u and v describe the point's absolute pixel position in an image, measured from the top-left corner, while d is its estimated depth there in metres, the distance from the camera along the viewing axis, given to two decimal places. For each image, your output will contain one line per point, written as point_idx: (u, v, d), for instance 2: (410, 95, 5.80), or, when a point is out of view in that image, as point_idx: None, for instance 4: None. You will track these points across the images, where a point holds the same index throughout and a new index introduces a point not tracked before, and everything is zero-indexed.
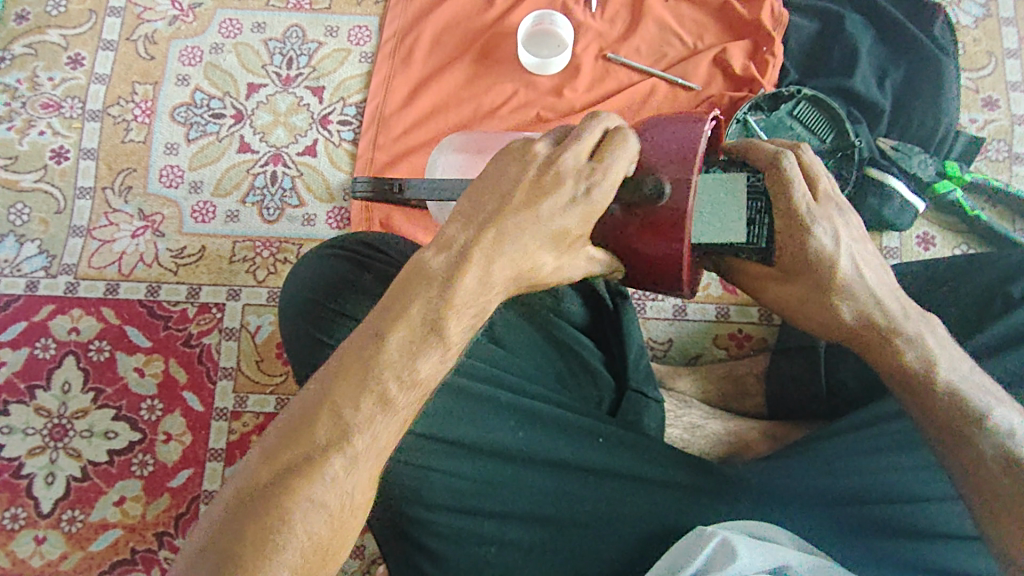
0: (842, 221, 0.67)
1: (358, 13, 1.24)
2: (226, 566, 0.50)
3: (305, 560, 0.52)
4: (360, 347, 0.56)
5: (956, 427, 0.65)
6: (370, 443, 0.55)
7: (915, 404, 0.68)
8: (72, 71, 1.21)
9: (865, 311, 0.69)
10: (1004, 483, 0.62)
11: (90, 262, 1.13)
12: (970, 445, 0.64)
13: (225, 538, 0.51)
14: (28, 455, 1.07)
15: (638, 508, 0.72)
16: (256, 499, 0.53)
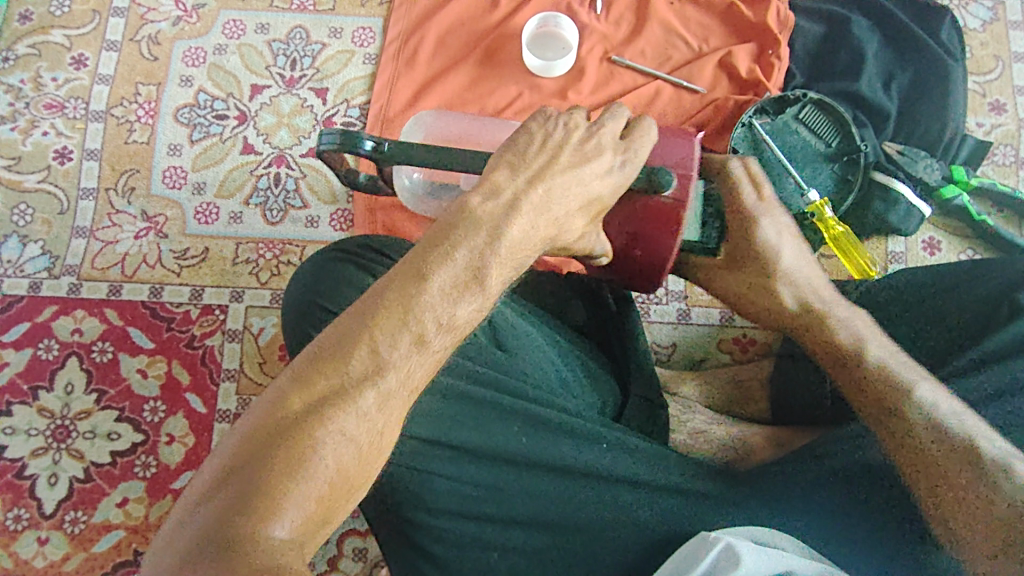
0: (783, 220, 0.84)
1: (362, 13, 1.24)
2: (247, 489, 0.48)
3: (331, 493, 0.50)
4: (403, 280, 0.55)
5: (880, 405, 0.73)
6: (399, 383, 0.54)
7: (872, 397, 0.74)
8: (75, 72, 1.21)
9: (800, 301, 0.83)
10: (960, 481, 0.66)
11: (93, 263, 1.13)
12: (900, 423, 0.71)
13: (242, 475, 0.48)
14: (32, 456, 1.07)
15: (643, 513, 0.71)
16: (284, 423, 0.50)
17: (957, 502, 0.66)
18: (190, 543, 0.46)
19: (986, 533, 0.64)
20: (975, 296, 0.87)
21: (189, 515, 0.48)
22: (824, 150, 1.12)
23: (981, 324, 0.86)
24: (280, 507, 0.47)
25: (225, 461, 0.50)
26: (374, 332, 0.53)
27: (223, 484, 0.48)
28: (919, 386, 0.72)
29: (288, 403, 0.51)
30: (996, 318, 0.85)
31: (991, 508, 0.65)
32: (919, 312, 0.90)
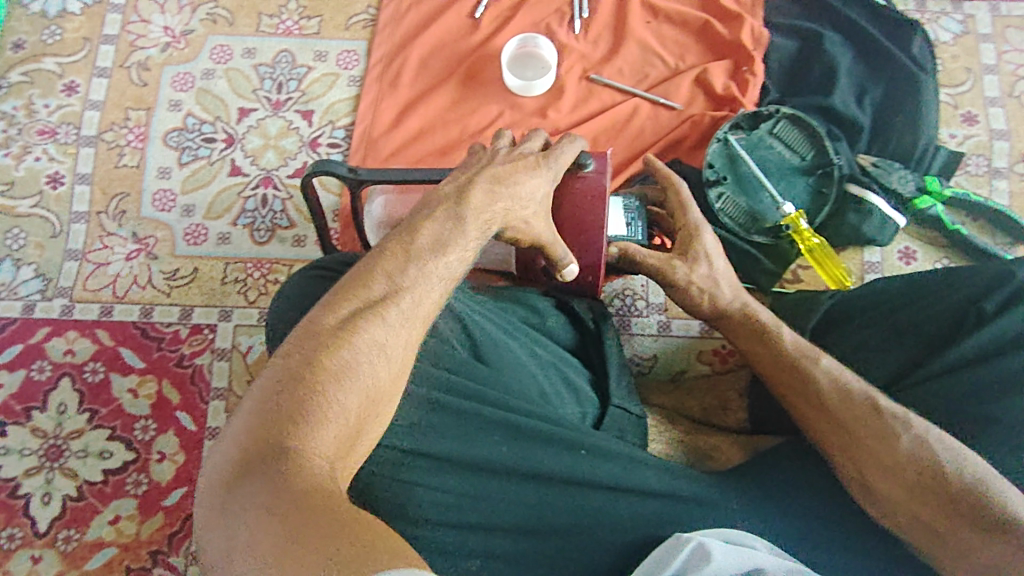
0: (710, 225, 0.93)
1: (346, 37, 1.27)
2: (289, 406, 0.57)
3: (363, 403, 0.60)
4: (390, 252, 0.70)
5: (801, 394, 0.81)
6: (402, 315, 0.66)
7: (806, 398, 0.80)
8: (67, 98, 1.24)
9: (728, 303, 0.90)
10: (908, 476, 0.73)
11: (85, 285, 1.16)
12: (820, 408, 0.79)
13: (278, 390, 0.58)
14: (25, 476, 1.09)
15: (619, 516, 0.74)
16: (308, 352, 0.61)
17: (877, 469, 0.74)
18: (242, 454, 0.55)
19: (905, 492, 0.73)
20: (946, 304, 0.89)
21: (234, 435, 0.57)
22: (800, 163, 1.14)
23: (949, 332, 0.88)
24: (315, 418, 0.57)
25: (260, 383, 0.60)
26: (369, 293, 0.66)
27: (263, 406, 0.57)
28: (826, 365, 0.82)
29: (309, 344, 0.61)
30: (963, 327, 0.87)
31: (906, 469, 0.73)
32: (892, 321, 0.91)
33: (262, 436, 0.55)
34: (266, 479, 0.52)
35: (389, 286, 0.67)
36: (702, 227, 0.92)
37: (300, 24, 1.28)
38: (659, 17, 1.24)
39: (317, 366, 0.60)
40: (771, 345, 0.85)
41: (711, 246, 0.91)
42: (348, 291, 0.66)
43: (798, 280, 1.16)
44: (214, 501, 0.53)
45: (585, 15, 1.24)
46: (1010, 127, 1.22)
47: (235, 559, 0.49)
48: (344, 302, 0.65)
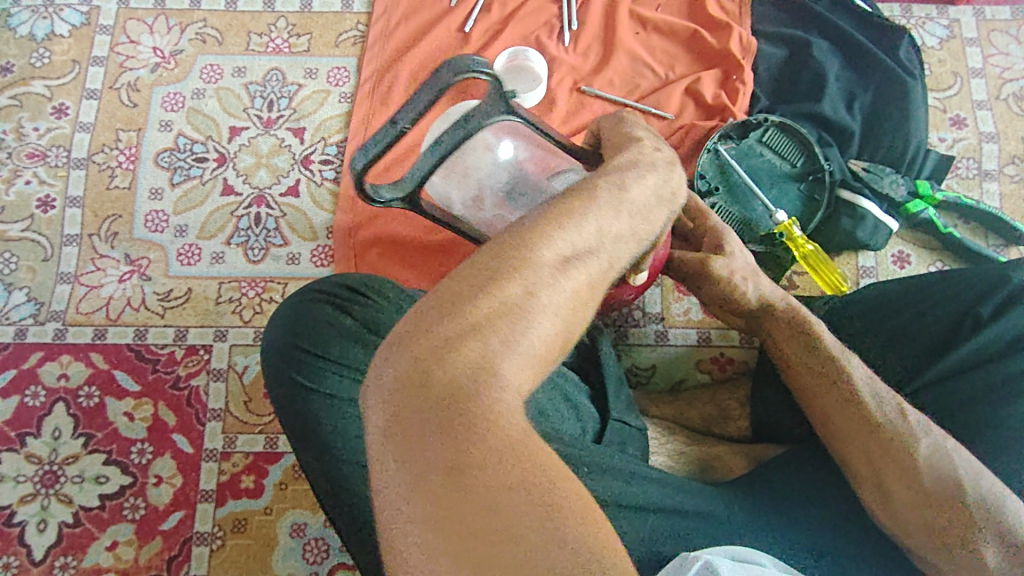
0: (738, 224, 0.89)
1: (336, 54, 1.27)
2: (466, 352, 0.52)
3: (542, 357, 0.54)
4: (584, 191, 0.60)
5: (834, 396, 0.79)
6: (597, 269, 0.58)
7: (837, 399, 0.78)
8: (56, 121, 1.23)
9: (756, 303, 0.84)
10: (926, 488, 0.73)
11: (77, 308, 1.15)
12: (849, 411, 0.77)
13: (453, 328, 0.52)
14: (20, 503, 1.08)
15: (624, 531, 0.76)
16: (490, 287, 0.54)
17: (896, 475, 0.74)
18: (427, 382, 0.51)
19: (920, 504, 0.73)
20: (943, 309, 0.89)
21: (418, 353, 0.52)
22: (791, 170, 1.15)
23: (946, 337, 0.88)
24: (495, 369, 0.52)
25: (434, 311, 0.53)
26: (579, 228, 0.57)
27: (453, 333, 0.52)
28: (858, 368, 0.80)
29: (515, 275, 0.54)
30: (960, 332, 0.87)
31: (924, 478, 0.73)
32: (892, 328, 0.91)
33: (454, 368, 0.51)
34: (442, 431, 0.49)
35: (603, 225, 0.59)
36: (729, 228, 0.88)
37: (290, 41, 1.27)
38: (648, 28, 1.24)
39: (521, 301, 0.54)
40: (809, 343, 0.82)
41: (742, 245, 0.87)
42: (556, 215, 0.57)
43: (793, 287, 1.17)
44: (384, 435, 0.50)
45: (574, 27, 1.24)
46: (998, 130, 1.23)
47: (405, 509, 0.47)
48: (553, 228, 0.56)
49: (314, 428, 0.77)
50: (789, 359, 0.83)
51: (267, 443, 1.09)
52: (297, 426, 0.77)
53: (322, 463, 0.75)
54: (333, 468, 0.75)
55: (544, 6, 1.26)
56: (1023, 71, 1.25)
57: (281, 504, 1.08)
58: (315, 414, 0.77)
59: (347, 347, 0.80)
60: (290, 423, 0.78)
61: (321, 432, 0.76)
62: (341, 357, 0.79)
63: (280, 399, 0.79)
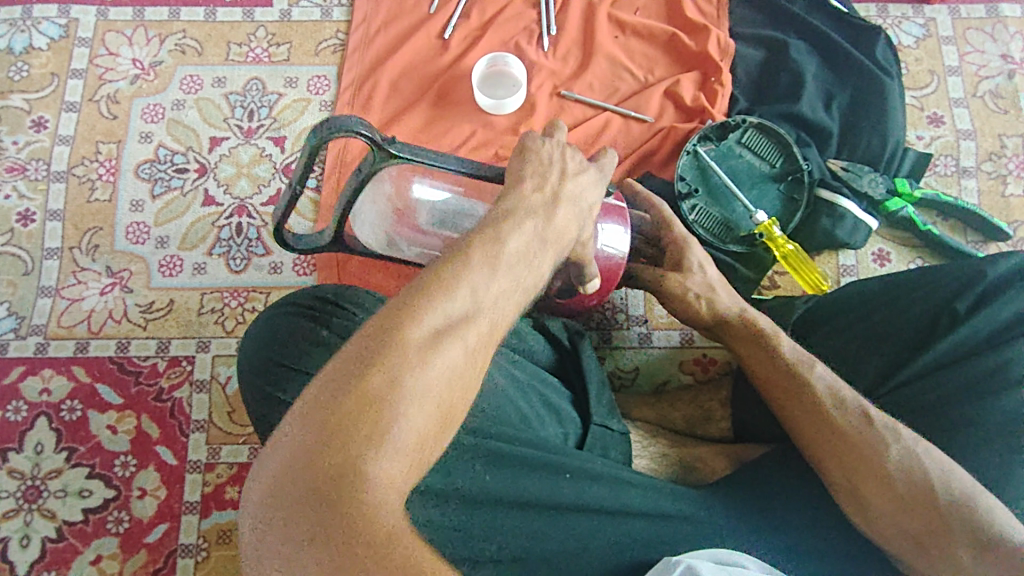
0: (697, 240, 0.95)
1: (316, 63, 1.27)
2: (348, 434, 0.53)
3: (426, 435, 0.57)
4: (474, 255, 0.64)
5: (799, 405, 0.80)
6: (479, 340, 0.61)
7: (803, 409, 0.80)
8: (36, 135, 1.23)
9: (715, 316, 0.90)
10: (898, 488, 0.74)
11: (59, 321, 1.14)
12: (819, 419, 0.78)
13: (335, 412, 0.54)
14: (2, 519, 1.07)
15: (606, 538, 0.76)
16: (370, 369, 0.55)
17: (872, 481, 0.75)
18: (301, 479, 0.52)
19: (894, 505, 0.74)
20: (920, 306, 0.89)
21: (293, 448, 0.53)
22: (770, 170, 1.15)
23: (924, 334, 0.88)
24: (377, 452, 0.54)
25: (316, 396, 0.55)
26: (450, 304, 0.60)
27: (325, 424, 0.53)
28: (822, 375, 0.81)
29: (385, 358, 0.56)
30: (937, 329, 0.88)
31: (896, 481, 0.74)
32: (870, 326, 0.92)
33: (327, 462, 0.52)
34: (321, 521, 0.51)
35: (477, 296, 0.62)
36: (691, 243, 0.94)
37: (269, 51, 1.27)
38: (626, 32, 1.25)
39: (393, 384, 0.55)
40: (771, 356, 0.84)
41: (703, 258, 0.93)
42: (433, 289, 0.60)
43: (775, 286, 1.17)
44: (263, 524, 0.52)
45: (553, 32, 1.25)
46: (975, 127, 1.24)
47: None
48: (427, 305, 0.59)
49: None
50: (751, 371, 0.86)
51: (251, 453, 1.09)
52: None
53: None
54: None
55: (522, 12, 1.26)
56: (998, 68, 1.26)
57: None
58: None
59: (322, 357, 0.79)
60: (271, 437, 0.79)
61: None
62: (316, 368, 0.78)
63: (262, 411, 0.80)
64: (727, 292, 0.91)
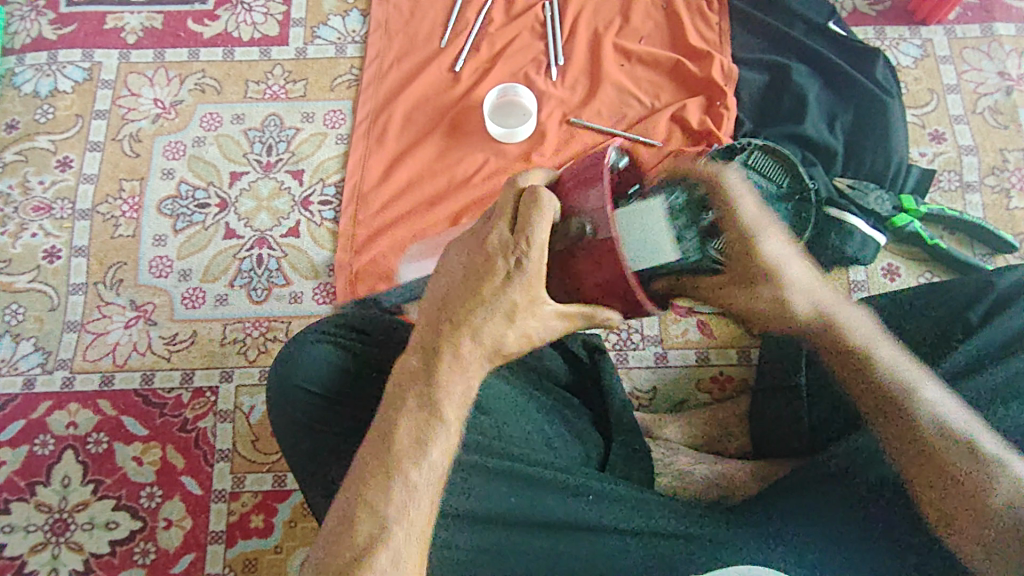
0: (776, 232, 0.82)
1: (331, 98, 1.31)
2: None
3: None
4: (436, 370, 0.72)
5: (894, 420, 0.76)
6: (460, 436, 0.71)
7: (896, 425, 0.76)
8: (61, 174, 1.26)
9: (808, 311, 0.82)
10: (1002, 523, 0.69)
11: (85, 355, 1.17)
12: (914, 442, 0.75)
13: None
14: (30, 553, 1.09)
15: (633, 556, 0.77)
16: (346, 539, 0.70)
17: (971, 510, 0.71)
18: None
19: (997, 538, 0.69)
20: (932, 319, 0.91)
21: None
22: (777, 190, 1.16)
23: (936, 344, 0.90)
24: None
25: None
26: (390, 463, 0.72)
27: None
28: (928, 396, 0.76)
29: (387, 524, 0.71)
30: (951, 339, 0.89)
31: (999, 515, 0.70)
32: None
33: None
34: None
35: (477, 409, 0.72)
36: (764, 235, 0.81)
37: (286, 88, 1.31)
38: (632, 60, 1.29)
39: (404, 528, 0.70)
40: (870, 385, 0.78)
41: (783, 254, 0.82)
42: (376, 446, 0.73)
43: None
44: None
45: (560, 63, 1.29)
46: (976, 143, 1.27)
47: None
48: (380, 458, 0.72)
49: (323, 469, 0.79)
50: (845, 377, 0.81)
51: (277, 482, 1.11)
52: (304, 463, 0.80)
53: (329, 503, 0.79)
54: (340, 509, 0.78)
55: (530, 44, 1.31)
56: (996, 86, 1.30)
57: (290, 542, 1.09)
58: (323, 455, 0.79)
59: (352, 386, 0.82)
60: (296, 463, 0.80)
61: (328, 471, 0.79)
62: (347, 398, 0.81)
63: (290, 439, 0.81)
64: (819, 290, 0.83)
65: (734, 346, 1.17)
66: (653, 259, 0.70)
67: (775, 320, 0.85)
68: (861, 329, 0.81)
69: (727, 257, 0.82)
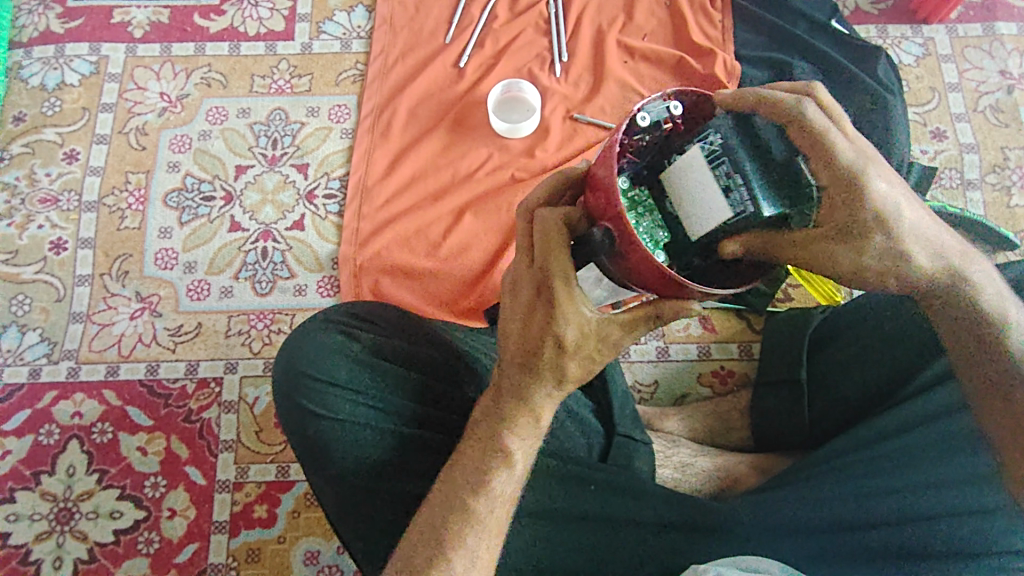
0: (881, 167, 0.67)
1: (337, 93, 1.32)
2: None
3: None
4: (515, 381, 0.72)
5: (987, 376, 0.75)
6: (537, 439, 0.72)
7: (986, 382, 0.75)
8: (67, 166, 1.27)
9: (926, 263, 0.72)
10: None
11: (90, 346, 1.17)
12: (1008, 399, 0.74)
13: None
14: (35, 541, 1.09)
15: (633, 546, 0.78)
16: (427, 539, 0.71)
17: None
18: None
19: None
20: None
21: None
22: None
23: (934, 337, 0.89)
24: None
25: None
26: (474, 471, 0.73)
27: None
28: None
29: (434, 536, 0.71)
30: None
31: None
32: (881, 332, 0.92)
33: None
34: None
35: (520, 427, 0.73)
36: (868, 172, 0.66)
37: (291, 83, 1.32)
38: (635, 57, 1.30)
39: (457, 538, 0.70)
40: (981, 343, 0.76)
41: (891, 194, 0.67)
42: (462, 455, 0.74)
43: (789, 299, 1.19)
44: None
45: (564, 59, 1.30)
46: (977, 141, 1.27)
47: None
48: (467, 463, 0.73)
49: (326, 451, 0.79)
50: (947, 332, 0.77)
51: (281, 472, 1.12)
52: (309, 449, 0.80)
53: (332, 486, 0.79)
54: (344, 492, 0.78)
55: (534, 40, 1.31)
56: (997, 85, 1.31)
57: (293, 532, 1.10)
58: (327, 437, 0.79)
59: (357, 373, 0.82)
60: (303, 450, 0.80)
61: (333, 456, 0.78)
62: (353, 384, 0.81)
63: (293, 422, 0.81)
64: (927, 236, 0.71)
65: (735, 340, 1.18)
66: (710, 217, 0.64)
67: (884, 278, 0.72)
68: (991, 289, 0.76)
69: (822, 205, 0.67)
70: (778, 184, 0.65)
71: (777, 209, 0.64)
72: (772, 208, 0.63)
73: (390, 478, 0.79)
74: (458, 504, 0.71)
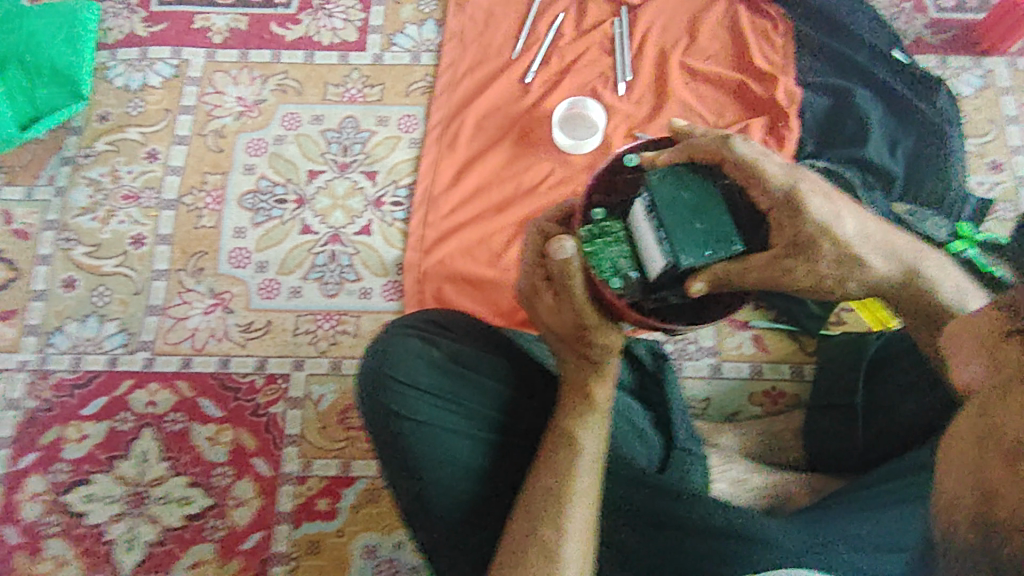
0: (818, 186, 0.72)
1: (406, 103, 1.36)
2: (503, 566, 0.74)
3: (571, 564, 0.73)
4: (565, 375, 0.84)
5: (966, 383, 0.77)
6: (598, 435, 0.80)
7: None
8: (149, 165, 1.32)
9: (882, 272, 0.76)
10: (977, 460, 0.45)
11: (166, 338, 1.23)
12: None
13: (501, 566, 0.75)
14: (109, 523, 1.15)
15: (693, 547, 0.80)
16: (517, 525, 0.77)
17: None
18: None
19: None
20: None
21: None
22: None
23: None
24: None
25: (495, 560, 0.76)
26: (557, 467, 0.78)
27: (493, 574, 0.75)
28: None
29: (529, 538, 0.75)
30: None
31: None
32: None
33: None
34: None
35: (599, 398, 0.82)
36: (803, 192, 0.70)
37: (363, 92, 1.37)
38: (697, 79, 1.33)
39: (544, 555, 0.73)
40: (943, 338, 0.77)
41: (832, 211, 0.72)
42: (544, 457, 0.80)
43: (841, 322, 1.21)
44: None
45: (628, 78, 1.33)
46: None
47: None
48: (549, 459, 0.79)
49: (406, 453, 0.83)
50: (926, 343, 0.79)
51: (343, 468, 1.16)
52: (390, 448, 0.84)
53: (412, 485, 0.83)
54: (422, 492, 0.82)
55: (599, 59, 1.35)
56: None
57: (353, 526, 1.14)
58: (407, 439, 0.83)
59: (436, 378, 0.86)
60: (384, 448, 0.85)
61: (410, 457, 0.83)
62: (434, 389, 0.86)
63: (376, 423, 0.86)
64: (876, 247, 0.75)
65: (788, 361, 1.21)
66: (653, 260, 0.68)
67: (839, 286, 0.76)
68: (950, 282, 0.77)
69: (769, 222, 0.71)
70: (703, 233, 0.65)
71: (703, 260, 0.65)
72: (696, 259, 0.65)
73: (468, 479, 0.82)
74: (545, 498, 0.76)
